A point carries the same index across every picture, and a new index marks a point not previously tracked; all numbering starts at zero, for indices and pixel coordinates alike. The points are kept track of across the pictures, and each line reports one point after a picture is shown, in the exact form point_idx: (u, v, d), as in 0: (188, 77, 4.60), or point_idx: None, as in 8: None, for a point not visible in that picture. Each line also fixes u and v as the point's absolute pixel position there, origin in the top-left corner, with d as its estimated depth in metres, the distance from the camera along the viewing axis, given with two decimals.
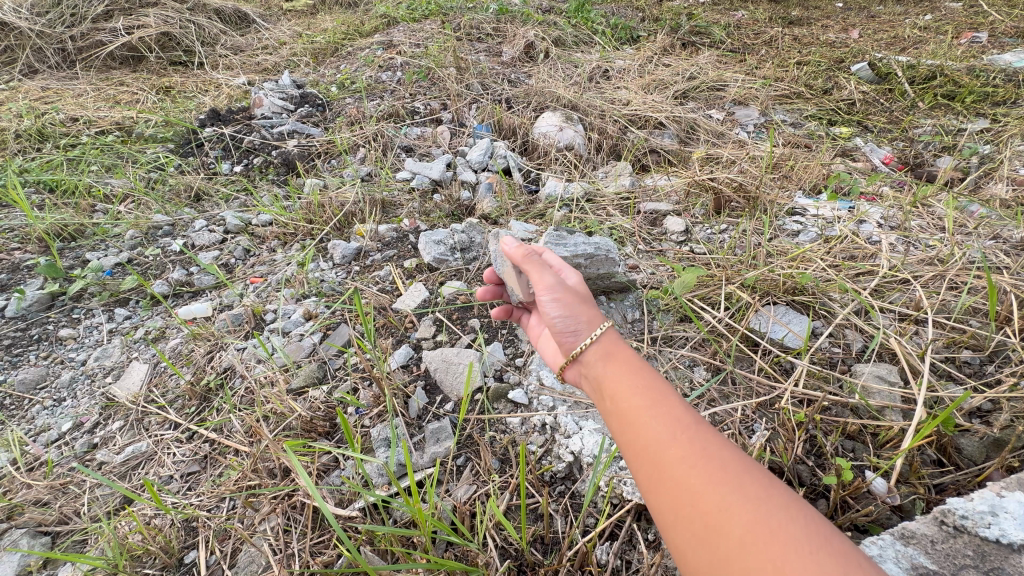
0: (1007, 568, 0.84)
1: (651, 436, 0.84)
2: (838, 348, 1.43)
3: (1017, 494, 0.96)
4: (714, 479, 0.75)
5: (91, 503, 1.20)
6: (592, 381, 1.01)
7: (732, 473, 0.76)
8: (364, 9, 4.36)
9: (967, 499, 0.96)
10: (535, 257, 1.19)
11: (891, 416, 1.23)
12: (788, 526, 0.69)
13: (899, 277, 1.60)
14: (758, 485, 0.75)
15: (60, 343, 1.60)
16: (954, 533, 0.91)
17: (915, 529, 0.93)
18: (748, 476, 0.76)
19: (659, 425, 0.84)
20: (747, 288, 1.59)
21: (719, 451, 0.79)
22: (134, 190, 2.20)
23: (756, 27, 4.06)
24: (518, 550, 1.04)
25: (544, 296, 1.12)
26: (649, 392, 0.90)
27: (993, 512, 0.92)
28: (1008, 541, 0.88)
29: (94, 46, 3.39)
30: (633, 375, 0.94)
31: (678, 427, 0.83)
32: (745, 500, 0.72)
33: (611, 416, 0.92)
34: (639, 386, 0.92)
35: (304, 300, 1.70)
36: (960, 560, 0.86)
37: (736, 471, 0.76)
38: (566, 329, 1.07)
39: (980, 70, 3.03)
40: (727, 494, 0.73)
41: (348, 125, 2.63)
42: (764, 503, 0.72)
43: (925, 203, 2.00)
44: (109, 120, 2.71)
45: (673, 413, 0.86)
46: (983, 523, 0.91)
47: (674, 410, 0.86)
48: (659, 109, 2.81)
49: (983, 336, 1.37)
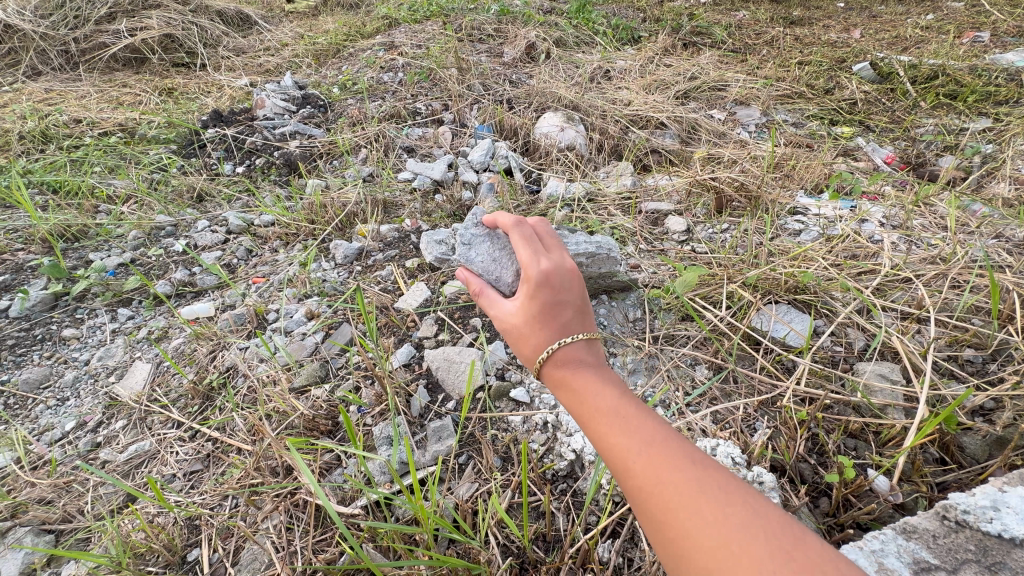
0: (1009, 563, 0.84)
1: (618, 453, 0.82)
2: (841, 346, 1.43)
3: (1020, 489, 0.96)
4: (684, 492, 0.72)
5: (94, 502, 1.21)
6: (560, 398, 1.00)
7: (703, 482, 0.73)
8: (366, 11, 4.37)
9: (969, 494, 0.96)
10: (479, 297, 1.22)
11: (894, 414, 1.23)
12: (752, 534, 0.66)
13: (902, 276, 1.60)
14: (729, 492, 0.72)
15: (63, 343, 1.61)
16: (956, 528, 0.91)
17: (917, 524, 0.93)
18: (719, 483, 0.73)
19: (627, 440, 0.81)
20: (749, 287, 1.60)
21: (690, 461, 0.76)
22: (137, 191, 2.21)
23: (757, 27, 4.05)
24: (520, 547, 1.04)
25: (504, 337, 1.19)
26: (618, 405, 0.88)
27: (995, 507, 0.92)
28: (1010, 536, 0.88)
29: (97, 48, 3.40)
30: (602, 389, 0.92)
31: (646, 438, 0.80)
32: (716, 511, 0.69)
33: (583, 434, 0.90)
34: (606, 400, 0.89)
35: (306, 300, 1.70)
36: (962, 555, 0.86)
37: (706, 479, 0.73)
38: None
39: (981, 69, 3.02)
40: (699, 505, 0.70)
41: (350, 126, 2.64)
42: (736, 510, 0.69)
43: (927, 202, 2.00)
44: (112, 121, 2.72)
45: (641, 425, 0.83)
46: (985, 518, 0.91)
47: (643, 421, 0.84)
48: (660, 109, 2.81)
49: (986, 335, 1.37)
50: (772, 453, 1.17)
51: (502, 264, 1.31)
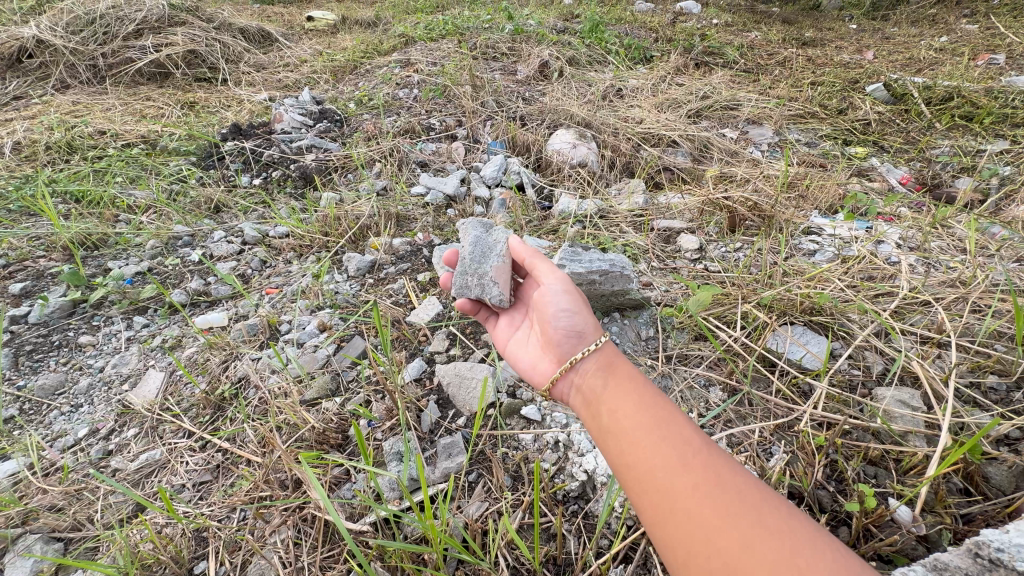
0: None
1: (642, 459, 0.86)
2: (859, 370, 1.40)
3: None
4: (707, 500, 0.78)
5: (104, 510, 1.21)
6: (584, 397, 1.05)
7: (727, 494, 0.78)
8: (383, 29, 4.48)
9: (1003, 532, 0.88)
10: (543, 254, 1.34)
11: (915, 441, 1.19)
12: (773, 544, 0.71)
13: (920, 299, 1.57)
14: (756, 503, 0.76)
15: (79, 350, 1.63)
16: (989, 567, 0.82)
17: (948, 561, 0.86)
18: (746, 497, 0.77)
19: (659, 444, 0.86)
20: (763, 307, 1.58)
21: (717, 469, 0.82)
22: (157, 201, 2.25)
23: (769, 48, 4.09)
24: (530, 570, 1.02)
25: (555, 286, 1.22)
26: (651, 410, 0.93)
27: None
28: None
29: (124, 62, 3.51)
30: (636, 392, 0.98)
31: (677, 444, 0.86)
32: (741, 521, 0.74)
33: (606, 435, 0.95)
34: (642, 405, 0.94)
35: (319, 311, 1.71)
36: None
37: (734, 491, 0.78)
38: (570, 329, 1.15)
39: (998, 91, 3.00)
40: (722, 516, 0.75)
41: (365, 140, 2.68)
42: (760, 521, 0.74)
43: (944, 224, 1.97)
44: (135, 133, 2.79)
45: (673, 431, 0.88)
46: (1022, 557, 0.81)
47: (675, 429, 0.88)
48: (672, 127, 2.82)
49: (1009, 361, 1.33)
50: (789, 479, 1.14)
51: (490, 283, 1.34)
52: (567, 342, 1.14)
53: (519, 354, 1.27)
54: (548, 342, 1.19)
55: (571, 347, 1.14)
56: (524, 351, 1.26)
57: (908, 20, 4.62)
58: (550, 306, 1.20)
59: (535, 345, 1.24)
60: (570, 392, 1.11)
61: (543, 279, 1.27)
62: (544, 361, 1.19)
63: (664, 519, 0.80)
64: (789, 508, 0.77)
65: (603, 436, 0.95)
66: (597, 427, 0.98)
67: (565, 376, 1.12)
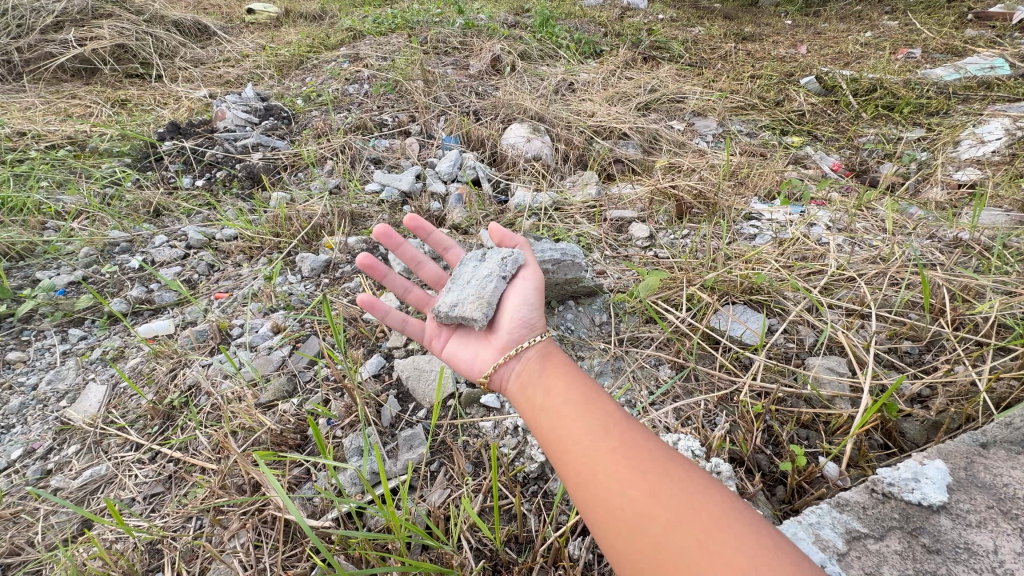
0: (927, 528, 0.98)
1: (570, 429, 0.91)
2: (793, 343, 1.52)
3: (937, 461, 1.09)
4: (624, 459, 0.84)
5: (46, 532, 1.15)
6: (522, 382, 1.10)
7: (641, 453, 0.85)
8: (330, 23, 4.36)
9: (894, 469, 1.08)
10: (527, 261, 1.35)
11: (841, 404, 1.31)
12: (677, 492, 0.78)
13: (846, 275, 1.71)
14: (667, 462, 0.83)
15: (8, 367, 1.53)
16: (882, 499, 1.04)
17: (849, 498, 1.05)
18: (658, 455, 0.84)
19: (585, 418, 0.92)
20: (707, 289, 1.68)
21: (635, 435, 0.88)
22: (89, 207, 2.12)
23: (712, 42, 4.26)
24: (492, 550, 1.06)
25: (525, 281, 1.29)
26: (582, 390, 0.99)
27: (915, 478, 1.04)
28: (928, 503, 1.01)
29: (42, 58, 3.26)
30: (569, 377, 1.04)
31: (601, 417, 0.92)
32: (652, 477, 0.81)
33: (539, 413, 0.99)
34: (573, 386, 1.00)
35: (272, 313, 1.68)
36: (888, 523, 0.99)
37: (648, 452, 0.85)
38: (524, 320, 1.21)
39: (915, 83, 3.26)
40: (635, 472, 0.82)
41: (314, 137, 2.62)
42: (668, 474, 0.81)
43: (868, 206, 2.14)
44: (61, 134, 2.61)
45: (599, 406, 0.95)
46: (907, 489, 1.03)
47: (601, 406, 0.95)
48: (623, 120, 2.91)
49: (921, 328, 1.48)
50: (731, 446, 1.23)
51: (463, 305, 1.25)
52: (516, 332, 1.19)
53: (460, 346, 1.28)
54: (495, 331, 1.23)
55: (520, 337, 1.18)
56: (465, 342, 1.28)
57: (837, 17, 4.92)
58: (512, 295, 1.27)
59: (476, 337, 1.26)
60: (510, 379, 1.14)
61: (519, 279, 1.30)
62: (485, 351, 1.21)
63: (587, 485, 0.84)
64: (695, 467, 0.84)
65: (535, 413, 1.00)
66: (530, 408, 1.02)
67: (508, 363, 1.15)
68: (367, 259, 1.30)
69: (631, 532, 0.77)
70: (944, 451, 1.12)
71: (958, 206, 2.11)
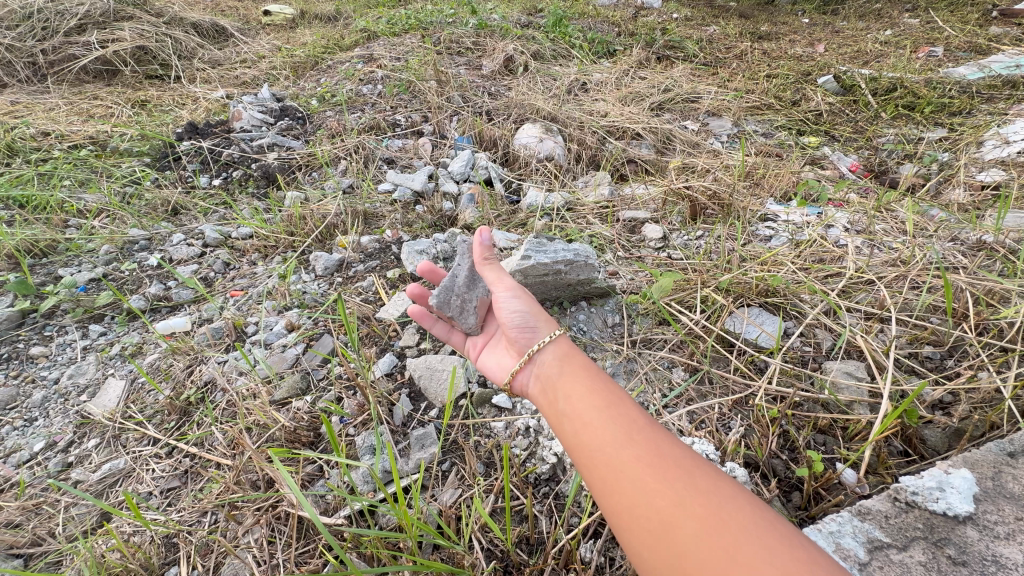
0: (952, 539, 0.96)
1: (593, 436, 0.90)
2: (809, 347, 1.49)
3: (962, 470, 1.06)
4: (648, 468, 0.82)
5: (65, 523, 1.17)
6: (543, 385, 1.09)
7: (666, 460, 0.83)
8: (345, 24, 4.40)
9: (917, 477, 1.06)
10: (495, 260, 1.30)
11: (860, 410, 1.28)
12: (701, 500, 0.77)
13: (865, 278, 1.68)
14: (692, 469, 0.82)
15: (31, 361, 1.57)
16: (905, 508, 1.01)
17: (870, 506, 1.03)
18: (683, 463, 0.83)
19: (608, 425, 0.90)
20: (722, 291, 1.66)
21: (658, 442, 0.86)
22: (109, 205, 2.17)
23: (727, 42, 4.21)
24: (504, 551, 1.06)
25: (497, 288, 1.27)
26: (604, 394, 0.97)
27: (940, 487, 1.02)
28: (953, 513, 0.99)
29: (66, 59, 3.34)
30: (590, 380, 1.02)
31: (624, 422, 0.90)
32: (677, 485, 0.79)
33: (561, 418, 0.98)
34: (595, 390, 0.98)
35: (286, 312, 1.69)
36: (911, 533, 0.97)
37: (673, 459, 0.83)
38: (524, 324, 1.20)
39: (937, 82, 3.19)
40: (660, 481, 0.80)
41: (329, 137, 2.64)
42: (693, 482, 0.79)
43: (888, 208, 2.09)
44: (83, 134, 2.67)
45: (622, 410, 0.93)
46: (931, 498, 1.01)
47: (624, 411, 0.93)
48: (636, 120, 2.89)
49: (943, 332, 1.44)
50: (745, 450, 1.21)
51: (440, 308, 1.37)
52: (523, 337, 1.19)
53: (490, 355, 1.30)
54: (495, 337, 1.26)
55: (528, 341, 1.19)
56: (494, 351, 1.30)
57: (856, 15, 4.84)
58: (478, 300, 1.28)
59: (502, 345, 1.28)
60: (530, 383, 1.14)
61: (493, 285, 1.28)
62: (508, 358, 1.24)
63: (612, 494, 0.83)
64: (720, 473, 0.83)
65: (557, 417, 0.99)
66: (552, 413, 1.00)
67: (525, 368, 1.16)
68: (416, 290, 1.36)
69: (656, 542, 0.76)
70: (968, 460, 1.09)
71: (982, 208, 2.05)
